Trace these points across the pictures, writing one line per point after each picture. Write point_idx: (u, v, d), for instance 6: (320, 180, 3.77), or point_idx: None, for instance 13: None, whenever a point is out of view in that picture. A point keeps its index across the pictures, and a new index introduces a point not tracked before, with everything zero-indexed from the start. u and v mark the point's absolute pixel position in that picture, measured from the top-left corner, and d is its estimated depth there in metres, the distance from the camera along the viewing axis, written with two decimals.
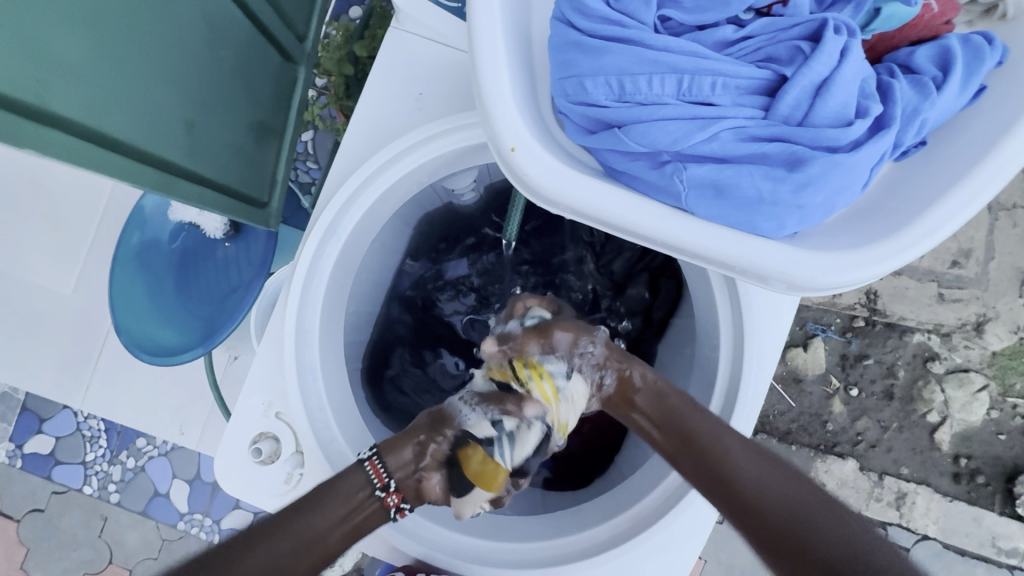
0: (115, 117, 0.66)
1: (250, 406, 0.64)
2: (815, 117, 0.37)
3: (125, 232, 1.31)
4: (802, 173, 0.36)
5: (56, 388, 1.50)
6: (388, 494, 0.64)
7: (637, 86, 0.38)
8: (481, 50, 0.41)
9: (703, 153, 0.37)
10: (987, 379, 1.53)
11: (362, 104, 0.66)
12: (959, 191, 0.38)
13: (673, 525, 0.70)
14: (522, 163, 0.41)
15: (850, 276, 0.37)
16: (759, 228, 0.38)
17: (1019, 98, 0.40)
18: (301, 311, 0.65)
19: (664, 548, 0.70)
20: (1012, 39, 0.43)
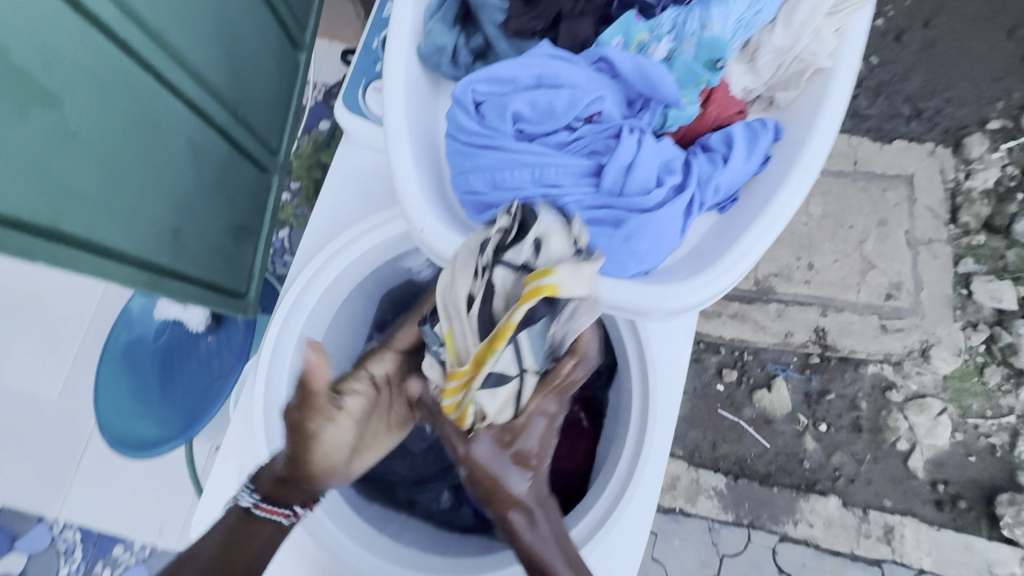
0: (114, 232, 0.79)
1: (225, 470, 0.71)
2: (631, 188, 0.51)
3: (114, 332, 1.42)
4: (626, 228, 0.50)
5: (39, 496, 1.50)
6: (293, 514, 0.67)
7: (505, 177, 0.52)
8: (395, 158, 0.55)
9: (557, 220, 0.51)
10: (944, 402, 1.60)
11: (320, 204, 0.80)
12: (747, 235, 0.53)
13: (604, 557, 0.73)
14: (431, 240, 0.54)
15: (678, 302, 0.52)
16: (605, 271, 0.52)
17: (787, 164, 0.55)
18: (269, 380, 0.74)
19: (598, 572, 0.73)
20: (789, 122, 0.59)
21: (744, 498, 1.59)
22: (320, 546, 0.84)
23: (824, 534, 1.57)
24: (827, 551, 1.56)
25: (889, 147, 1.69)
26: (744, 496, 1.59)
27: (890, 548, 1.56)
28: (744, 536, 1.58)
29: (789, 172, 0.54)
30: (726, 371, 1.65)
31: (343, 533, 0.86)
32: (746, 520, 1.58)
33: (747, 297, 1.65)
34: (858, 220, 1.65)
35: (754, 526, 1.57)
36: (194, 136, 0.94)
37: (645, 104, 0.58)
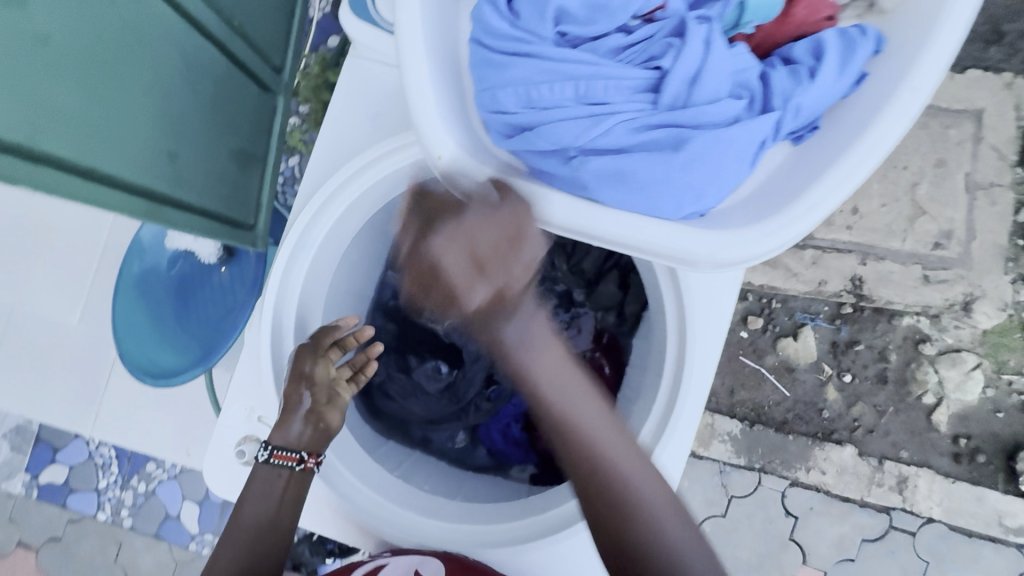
0: (105, 153, 0.73)
1: (236, 412, 0.69)
2: (694, 100, 0.41)
3: (127, 261, 1.39)
4: (686, 151, 0.40)
5: (72, 416, 1.56)
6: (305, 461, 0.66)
7: (541, 93, 0.43)
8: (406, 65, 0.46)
9: (604, 146, 0.42)
10: (979, 357, 1.51)
11: (326, 125, 0.71)
12: (836, 169, 0.43)
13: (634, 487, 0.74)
14: (449, 168, 0.47)
15: (748, 249, 0.43)
16: (659, 211, 0.43)
17: (886, 82, 0.45)
18: (275, 319, 0.69)
19: None
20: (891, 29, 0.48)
21: (758, 443, 1.57)
22: (350, 502, 0.81)
23: (836, 481, 1.56)
24: (836, 497, 1.57)
25: (963, 76, 1.48)
26: (759, 441, 1.57)
27: (902, 497, 1.55)
28: (754, 480, 1.58)
29: (892, 91, 0.44)
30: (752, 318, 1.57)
31: (368, 485, 0.84)
32: (758, 464, 1.57)
33: None
34: (914, 160, 1.48)
35: (766, 470, 1.57)
36: (187, 45, 0.84)
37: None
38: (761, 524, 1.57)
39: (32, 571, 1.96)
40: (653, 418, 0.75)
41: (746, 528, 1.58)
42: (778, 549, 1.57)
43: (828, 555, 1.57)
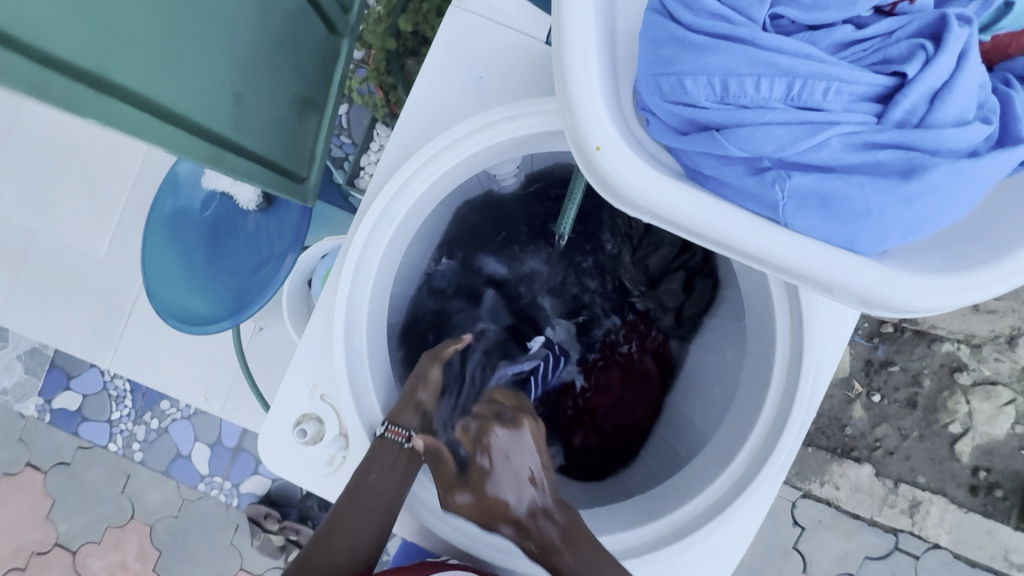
0: (174, 88, 0.65)
1: (297, 385, 0.65)
2: (935, 121, 0.34)
3: (159, 199, 1.32)
4: (918, 182, 0.33)
5: (88, 346, 1.52)
6: (413, 438, 0.65)
7: (743, 88, 0.35)
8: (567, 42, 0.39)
9: (810, 161, 0.35)
10: (1015, 394, 1.47)
11: (421, 84, 0.63)
12: None
13: (719, 532, 0.62)
14: (605, 161, 0.39)
15: (948, 297, 0.36)
16: (856, 243, 0.36)
17: None
18: (352, 292, 0.63)
19: (712, 555, 0.63)
20: None
21: None
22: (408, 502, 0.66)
23: (848, 498, 1.51)
24: (846, 513, 1.51)
25: None
26: None
27: (910, 520, 1.49)
28: None
29: None
30: None
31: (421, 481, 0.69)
32: None
33: None
34: None
35: None
36: None
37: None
38: (766, 531, 1.52)
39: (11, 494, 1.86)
40: (743, 458, 0.63)
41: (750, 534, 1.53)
42: (780, 557, 1.52)
43: (829, 568, 1.52)
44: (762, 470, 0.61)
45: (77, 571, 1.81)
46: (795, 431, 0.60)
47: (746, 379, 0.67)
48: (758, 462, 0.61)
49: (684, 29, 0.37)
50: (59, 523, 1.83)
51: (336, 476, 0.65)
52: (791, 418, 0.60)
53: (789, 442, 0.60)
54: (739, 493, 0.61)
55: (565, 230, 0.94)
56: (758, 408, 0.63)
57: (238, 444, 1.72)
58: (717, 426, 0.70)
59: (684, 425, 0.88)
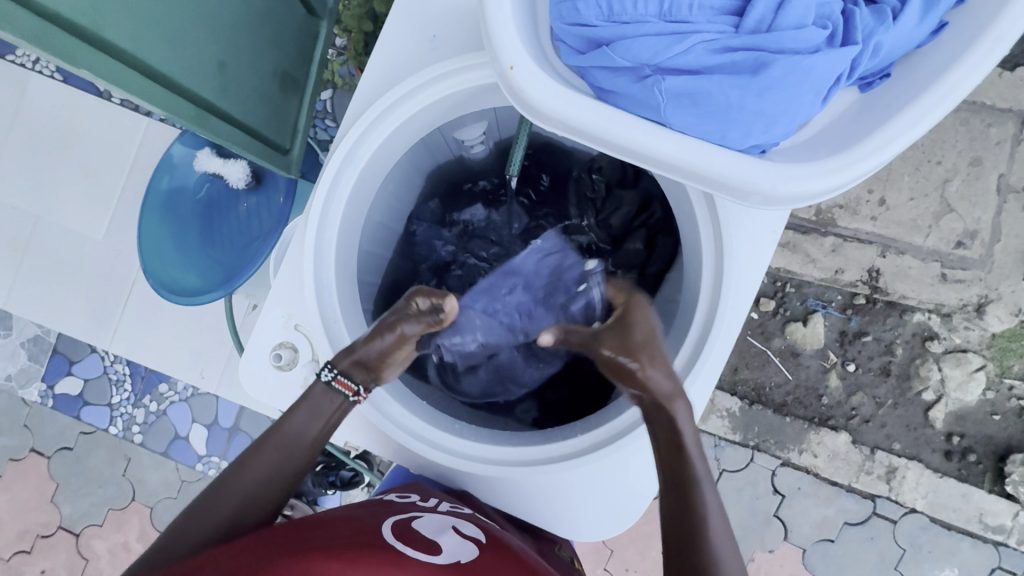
0: (163, 52, 0.73)
1: (273, 318, 0.71)
2: (779, 25, 0.42)
3: (157, 176, 1.38)
4: (766, 75, 0.41)
5: (90, 330, 1.60)
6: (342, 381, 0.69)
7: (624, 7, 0.43)
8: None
9: (681, 65, 0.43)
10: (984, 359, 1.44)
11: (381, 46, 0.71)
12: (903, 115, 0.43)
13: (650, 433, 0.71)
14: (518, 80, 0.46)
15: (806, 184, 0.43)
16: (726, 138, 0.43)
17: (957, 44, 0.44)
18: (320, 231, 0.70)
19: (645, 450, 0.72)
20: None
21: (755, 422, 1.50)
22: (377, 411, 0.74)
23: (826, 465, 1.49)
24: (824, 480, 1.50)
25: (1010, 74, 1.39)
26: (755, 421, 1.50)
27: (888, 486, 1.48)
28: (746, 456, 1.51)
29: (954, 62, 0.43)
30: (763, 300, 1.48)
31: (394, 397, 0.77)
32: (752, 442, 1.51)
33: (800, 225, 1.46)
34: (949, 155, 1.40)
35: (759, 448, 1.50)
36: None
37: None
38: (747, 500, 1.51)
39: (16, 481, 1.92)
40: (677, 368, 0.70)
41: (732, 503, 1.52)
42: (761, 524, 1.51)
43: (809, 534, 1.50)
44: (689, 378, 0.68)
45: (81, 551, 1.87)
46: (717, 346, 0.68)
47: (683, 309, 0.75)
48: (687, 372, 0.69)
49: None
50: (63, 506, 1.89)
51: None
52: (713, 339, 0.67)
53: (711, 357, 0.68)
54: None
55: (514, 174, 1.00)
56: (689, 326, 0.71)
57: (235, 423, 1.77)
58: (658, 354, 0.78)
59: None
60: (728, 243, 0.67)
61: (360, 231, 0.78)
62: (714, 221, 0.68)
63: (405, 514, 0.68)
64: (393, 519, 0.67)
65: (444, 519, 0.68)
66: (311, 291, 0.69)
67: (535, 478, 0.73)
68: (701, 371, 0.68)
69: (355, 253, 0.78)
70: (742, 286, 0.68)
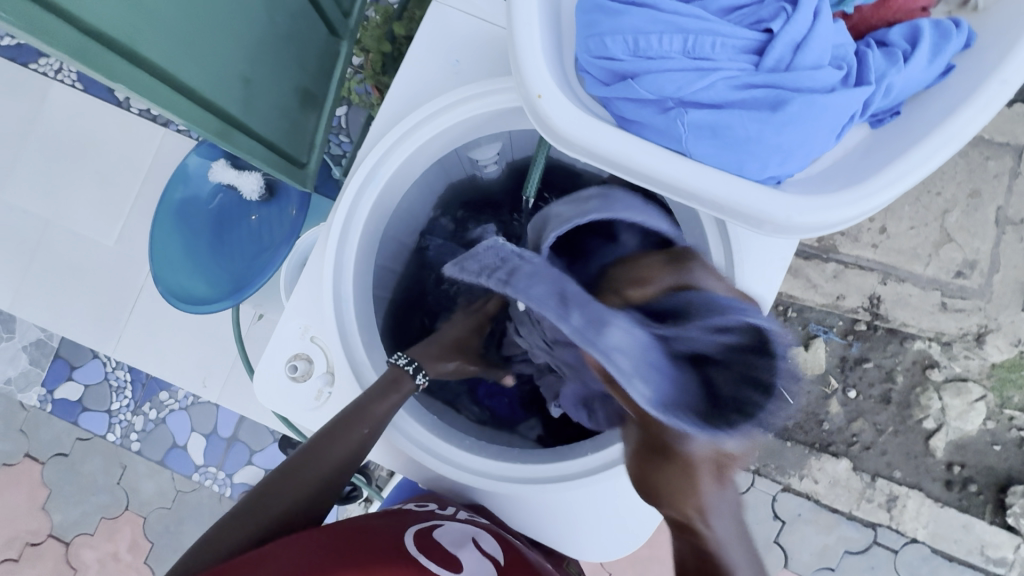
0: (193, 68, 0.75)
1: (289, 329, 0.72)
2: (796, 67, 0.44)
3: (171, 186, 1.40)
4: (784, 111, 0.43)
5: (94, 335, 1.60)
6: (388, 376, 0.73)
7: (650, 43, 0.45)
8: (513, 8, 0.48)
9: (703, 99, 0.45)
10: (985, 390, 1.45)
11: (405, 69, 0.73)
12: (916, 152, 0.44)
13: None
14: (546, 108, 0.48)
15: (822, 214, 0.44)
16: (743, 170, 0.45)
17: (967, 87, 0.46)
18: (339, 246, 0.72)
19: None
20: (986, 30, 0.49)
21: None
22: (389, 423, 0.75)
23: (826, 492, 1.48)
24: (825, 507, 1.49)
25: (1009, 110, 1.42)
26: None
27: (888, 515, 1.47)
28: (747, 480, 1.50)
29: (963, 104, 0.45)
30: None
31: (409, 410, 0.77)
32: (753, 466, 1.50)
33: (803, 251, 1.48)
34: (949, 187, 1.42)
35: (760, 473, 1.50)
36: None
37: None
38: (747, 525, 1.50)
39: (7, 486, 1.89)
40: None
41: None
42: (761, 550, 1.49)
43: (809, 561, 1.49)
44: None
45: (69, 560, 1.84)
46: None
47: None
48: None
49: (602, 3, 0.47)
50: (54, 513, 1.86)
51: (323, 409, 0.73)
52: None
53: None
54: None
55: (531, 194, 1.01)
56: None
57: (233, 434, 1.76)
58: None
59: None
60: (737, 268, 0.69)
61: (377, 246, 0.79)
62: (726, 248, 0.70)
63: (427, 522, 0.69)
64: (416, 527, 0.68)
65: (465, 529, 0.69)
66: (330, 302, 0.71)
67: (542, 494, 0.73)
68: None
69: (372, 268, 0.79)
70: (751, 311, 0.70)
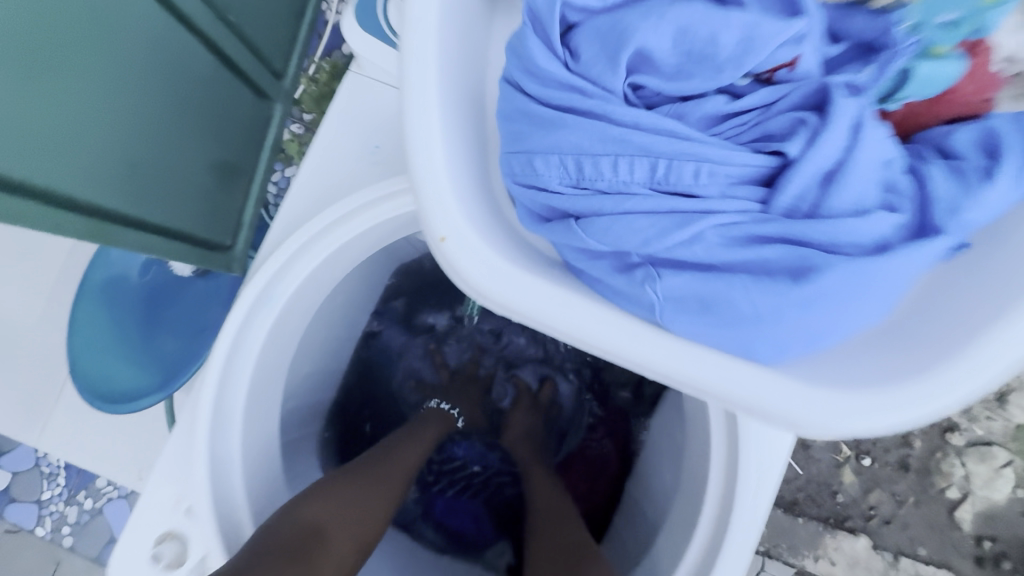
0: (37, 158, 0.59)
1: (160, 497, 0.55)
2: (825, 209, 0.36)
3: (92, 269, 1.25)
4: (807, 283, 0.35)
5: (12, 424, 1.40)
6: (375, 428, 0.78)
7: (598, 168, 0.38)
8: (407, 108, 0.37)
9: (683, 259, 0.37)
10: (1011, 455, 1.26)
11: (311, 154, 0.60)
12: (1001, 332, 0.32)
13: None
14: (452, 254, 0.37)
15: (862, 419, 0.34)
16: (755, 350, 0.36)
17: None
18: (220, 389, 0.57)
19: None
20: None
21: None
22: None
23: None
24: None
25: None
26: None
27: None
28: (757, 565, 1.28)
29: None
30: None
31: None
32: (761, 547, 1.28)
33: None
34: None
35: (770, 555, 1.27)
36: (168, 45, 0.72)
37: (868, 54, 0.42)
38: None
39: None
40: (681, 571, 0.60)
41: None
42: None
43: None
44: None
45: None
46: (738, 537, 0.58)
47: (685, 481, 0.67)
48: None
49: (532, 118, 0.39)
50: None
51: None
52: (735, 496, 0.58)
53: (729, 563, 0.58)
54: None
55: None
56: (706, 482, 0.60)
57: None
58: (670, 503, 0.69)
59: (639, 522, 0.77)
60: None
61: (286, 366, 0.67)
62: None
63: None
64: None
65: None
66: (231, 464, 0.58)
67: None
68: None
69: (280, 393, 0.65)
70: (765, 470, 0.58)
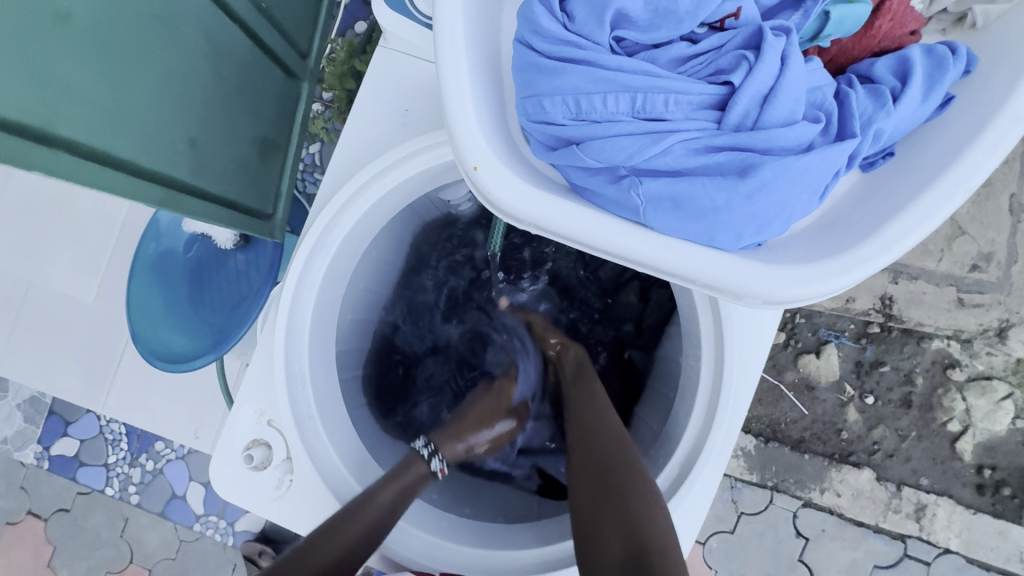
0: (117, 135, 0.69)
1: (244, 414, 0.68)
2: (765, 121, 0.43)
3: (143, 242, 1.37)
4: (754, 178, 0.41)
5: (82, 392, 1.56)
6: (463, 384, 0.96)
7: (593, 104, 0.44)
8: (442, 36, 0.44)
9: (659, 167, 0.43)
10: (1011, 387, 1.33)
11: (353, 118, 0.68)
12: (920, 203, 0.40)
13: None
14: (483, 180, 0.43)
15: (812, 287, 0.40)
16: (716, 240, 0.42)
17: (971, 122, 0.43)
18: (290, 321, 0.68)
19: None
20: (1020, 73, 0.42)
21: (772, 460, 1.38)
22: None
23: (850, 505, 1.36)
24: (850, 521, 1.37)
25: None
26: (773, 459, 1.38)
27: (917, 525, 1.35)
28: (765, 498, 1.38)
29: (961, 148, 0.41)
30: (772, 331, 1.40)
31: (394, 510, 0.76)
32: (771, 482, 1.38)
33: None
34: None
35: (778, 489, 1.38)
36: (211, 27, 0.81)
37: (798, 4, 0.49)
38: (769, 544, 1.38)
39: None
40: (680, 458, 0.73)
41: (754, 548, 1.38)
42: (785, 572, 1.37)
43: None
44: (695, 470, 0.71)
45: None
46: (724, 429, 0.70)
47: (681, 399, 0.78)
48: (689, 469, 0.72)
49: (535, 69, 0.46)
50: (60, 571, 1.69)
51: (284, 500, 0.68)
52: (723, 397, 0.70)
53: (715, 452, 0.71)
54: (680, 484, 0.72)
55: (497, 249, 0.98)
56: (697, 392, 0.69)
57: None
58: (669, 418, 0.80)
59: (645, 437, 0.87)
60: (725, 311, 0.70)
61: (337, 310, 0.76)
62: (717, 323, 0.72)
63: None
64: None
65: None
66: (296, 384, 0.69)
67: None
68: (701, 471, 0.71)
69: (334, 335, 0.76)
70: (736, 372, 0.71)
